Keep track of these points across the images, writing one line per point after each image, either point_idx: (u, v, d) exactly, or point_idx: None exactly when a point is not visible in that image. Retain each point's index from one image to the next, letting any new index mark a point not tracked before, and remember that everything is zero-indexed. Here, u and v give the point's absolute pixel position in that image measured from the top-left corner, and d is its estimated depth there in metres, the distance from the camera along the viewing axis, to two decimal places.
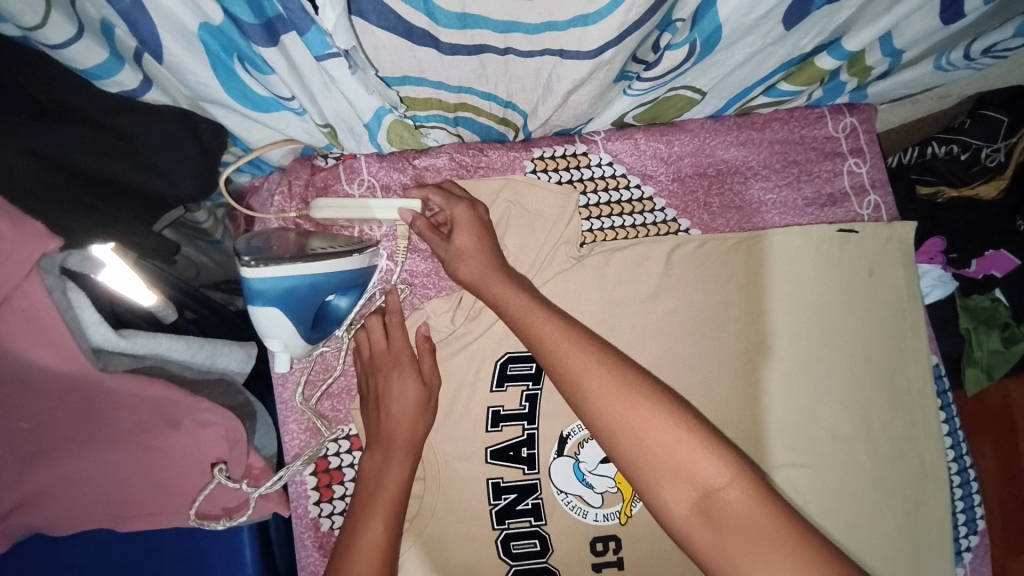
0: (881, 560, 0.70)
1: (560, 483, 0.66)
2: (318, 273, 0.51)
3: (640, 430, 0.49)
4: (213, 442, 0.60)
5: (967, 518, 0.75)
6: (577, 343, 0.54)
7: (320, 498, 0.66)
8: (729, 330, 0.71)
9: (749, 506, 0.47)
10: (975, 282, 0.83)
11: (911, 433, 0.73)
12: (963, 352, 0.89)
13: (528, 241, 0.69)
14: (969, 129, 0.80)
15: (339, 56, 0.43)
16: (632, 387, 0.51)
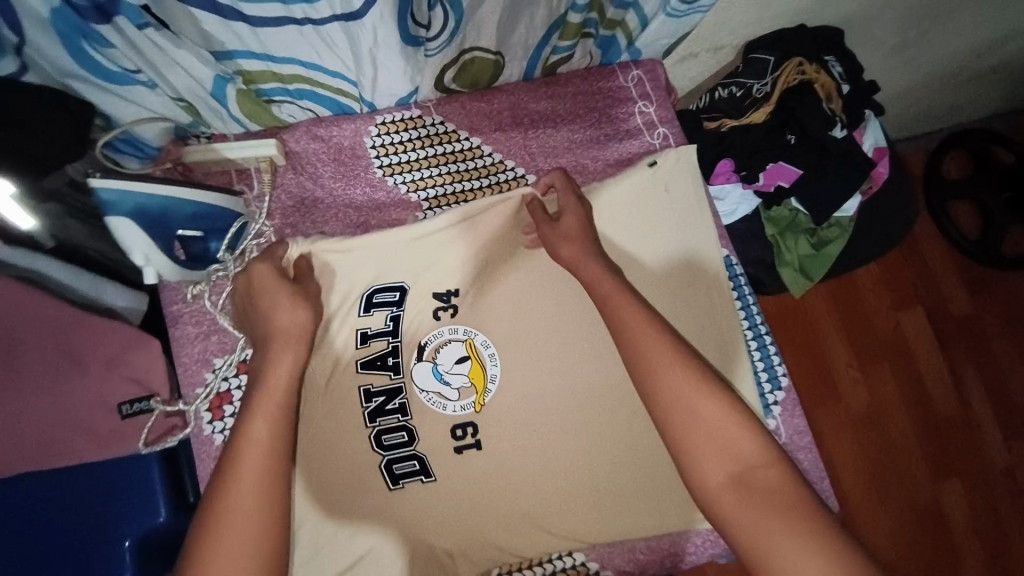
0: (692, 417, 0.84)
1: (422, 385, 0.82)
2: (166, 196, 0.69)
3: (697, 410, 0.63)
4: (120, 381, 0.75)
5: (768, 374, 0.88)
6: (650, 329, 0.68)
7: (212, 418, 0.79)
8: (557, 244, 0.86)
9: (779, 482, 0.60)
10: (772, 196, 1.02)
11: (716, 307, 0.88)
12: (778, 258, 1.08)
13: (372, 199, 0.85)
14: (743, 71, 0.97)
15: (150, 23, 0.60)
16: (698, 375, 0.65)
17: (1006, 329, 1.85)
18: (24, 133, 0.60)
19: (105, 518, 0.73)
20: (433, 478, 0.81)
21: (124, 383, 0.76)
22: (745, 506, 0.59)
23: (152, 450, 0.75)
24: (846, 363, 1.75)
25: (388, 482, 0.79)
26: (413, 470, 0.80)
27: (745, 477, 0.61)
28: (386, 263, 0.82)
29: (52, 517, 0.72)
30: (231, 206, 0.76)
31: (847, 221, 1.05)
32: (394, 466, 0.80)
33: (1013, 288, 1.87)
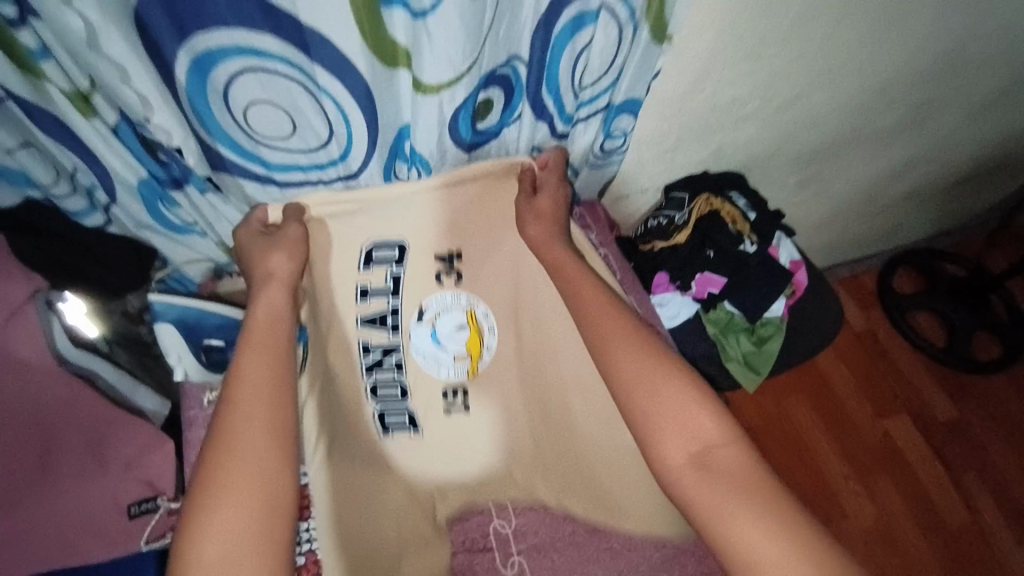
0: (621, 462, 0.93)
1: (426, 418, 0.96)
2: (204, 311, 0.87)
3: (661, 394, 0.76)
4: (134, 484, 0.85)
5: None
6: (619, 326, 0.83)
7: None
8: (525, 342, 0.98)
9: (734, 460, 0.73)
10: (708, 300, 1.19)
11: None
12: (723, 355, 1.20)
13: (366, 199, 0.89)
14: (666, 205, 1.23)
15: (209, 188, 0.83)
16: (663, 364, 0.79)
17: (1001, 432, 1.83)
18: (98, 267, 0.87)
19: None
20: (419, 433, 0.97)
21: (136, 484, 0.85)
22: (704, 483, 0.71)
23: (152, 546, 0.82)
24: (842, 472, 1.73)
25: (381, 431, 0.96)
26: (404, 424, 0.96)
27: (704, 456, 0.73)
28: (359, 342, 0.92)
29: None
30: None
31: (778, 319, 1.20)
32: (388, 418, 0.95)
33: (995, 390, 1.91)
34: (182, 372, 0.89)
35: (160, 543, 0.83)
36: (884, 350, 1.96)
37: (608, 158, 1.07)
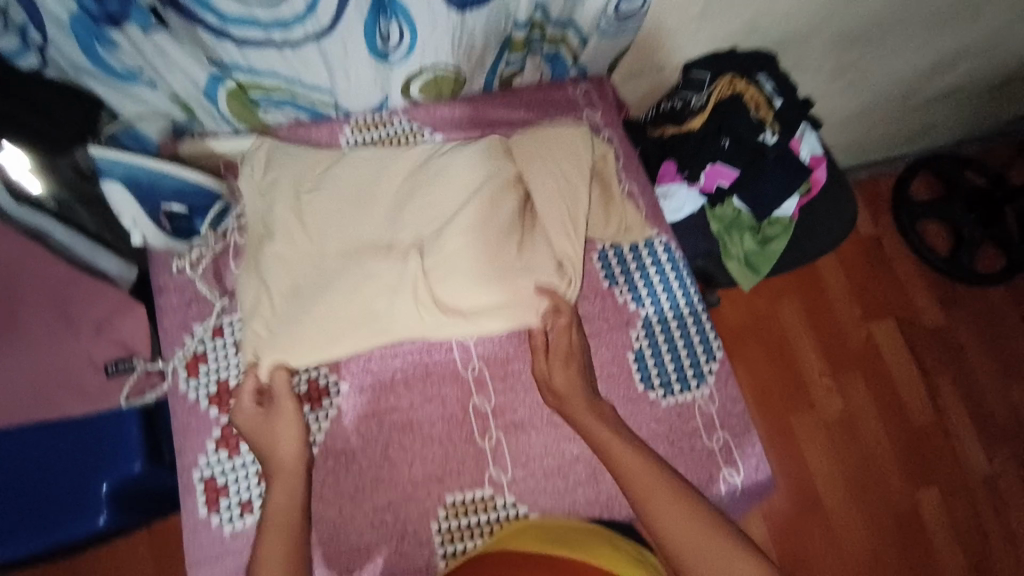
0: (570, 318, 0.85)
1: (411, 279, 0.84)
2: (155, 170, 0.81)
3: (693, 542, 0.68)
4: (107, 345, 0.84)
5: (703, 346, 0.94)
6: (640, 457, 0.75)
7: (188, 375, 0.84)
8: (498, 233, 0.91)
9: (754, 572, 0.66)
10: (715, 196, 1.11)
11: (660, 275, 0.97)
12: (723, 253, 1.15)
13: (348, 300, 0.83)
14: (685, 89, 1.10)
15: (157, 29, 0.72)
16: (681, 497, 0.71)
17: (984, 344, 1.86)
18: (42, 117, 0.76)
19: (90, 471, 0.82)
20: None
21: (110, 345, 0.84)
22: None
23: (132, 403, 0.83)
24: (819, 369, 1.78)
25: None
26: None
27: None
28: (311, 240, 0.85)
29: (43, 462, 0.82)
30: (216, 189, 0.87)
31: (786, 219, 1.13)
32: None
33: (989, 304, 1.90)
34: (140, 237, 0.82)
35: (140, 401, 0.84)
36: (887, 259, 1.91)
37: (622, 29, 0.93)
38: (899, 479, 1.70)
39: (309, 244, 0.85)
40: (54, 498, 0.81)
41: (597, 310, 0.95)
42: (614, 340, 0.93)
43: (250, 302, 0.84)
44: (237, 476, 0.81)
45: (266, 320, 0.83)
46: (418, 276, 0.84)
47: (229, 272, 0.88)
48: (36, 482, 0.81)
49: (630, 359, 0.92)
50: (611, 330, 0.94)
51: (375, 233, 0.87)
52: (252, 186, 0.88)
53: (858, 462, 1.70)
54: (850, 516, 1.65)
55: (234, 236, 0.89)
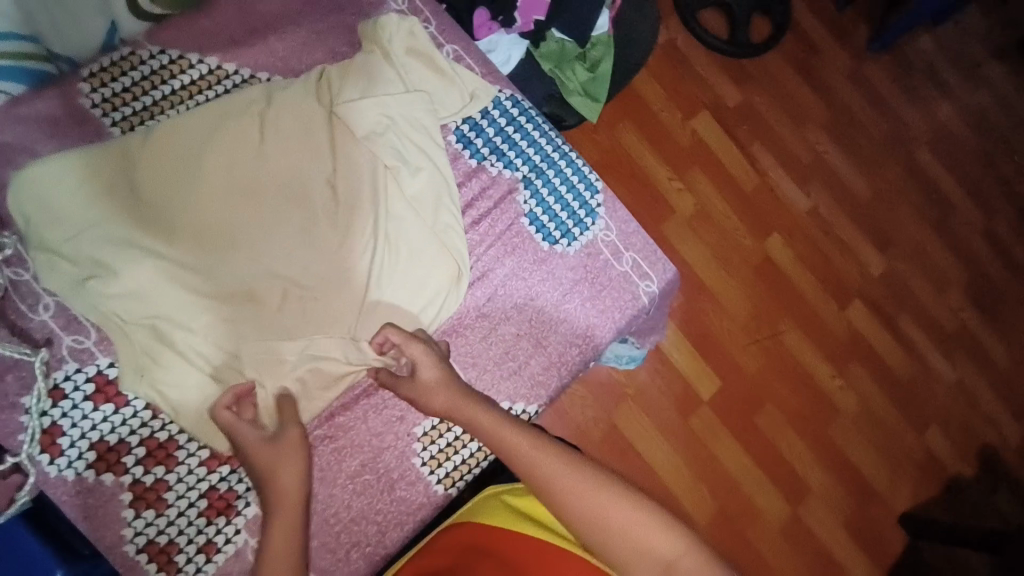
0: (438, 226, 0.86)
1: (281, 256, 0.79)
2: None
3: (608, 523, 0.64)
4: None
5: (582, 180, 0.95)
6: (542, 446, 0.69)
7: (51, 458, 0.67)
8: (344, 160, 0.83)
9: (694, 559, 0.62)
10: (535, 33, 1.08)
11: (520, 131, 0.93)
12: (562, 90, 1.14)
13: (230, 306, 0.76)
14: None
15: None
16: (592, 477, 0.66)
17: (775, 102, 2.15)
18: None
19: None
20: None
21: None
22: None
23: None
24: (667, 176, 1.95)
25: None
26: None
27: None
28: (161, 256, 0.74)
29: None
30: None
31: (606, 37, 1.13)
32: None
33: (770, 66, 2.17)
34: None
35: None
36: (684, 57, 2.06)
37: None
38: (752, 238, 2.01)
39: (151, 245, 0.74)
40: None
41: (474, 190, 0.90)
42: (504, 211, 0.90)
43: (122, 340, 0.71)
44: (182, 526, 0.70)
45: (153, 350, 0.72)
46: (287, 252, 0.79)
47: (27, 319, 0.70)
48: None
49: (525, 224, 0.91)
50: (498, 203, 0.90)
51: (217, 204, 0.77)
52: (37, 235, 0.71)
53: (719, 240, 1.97)
54: (729, 286, 1.94)
55: (8, 275, 0.70)
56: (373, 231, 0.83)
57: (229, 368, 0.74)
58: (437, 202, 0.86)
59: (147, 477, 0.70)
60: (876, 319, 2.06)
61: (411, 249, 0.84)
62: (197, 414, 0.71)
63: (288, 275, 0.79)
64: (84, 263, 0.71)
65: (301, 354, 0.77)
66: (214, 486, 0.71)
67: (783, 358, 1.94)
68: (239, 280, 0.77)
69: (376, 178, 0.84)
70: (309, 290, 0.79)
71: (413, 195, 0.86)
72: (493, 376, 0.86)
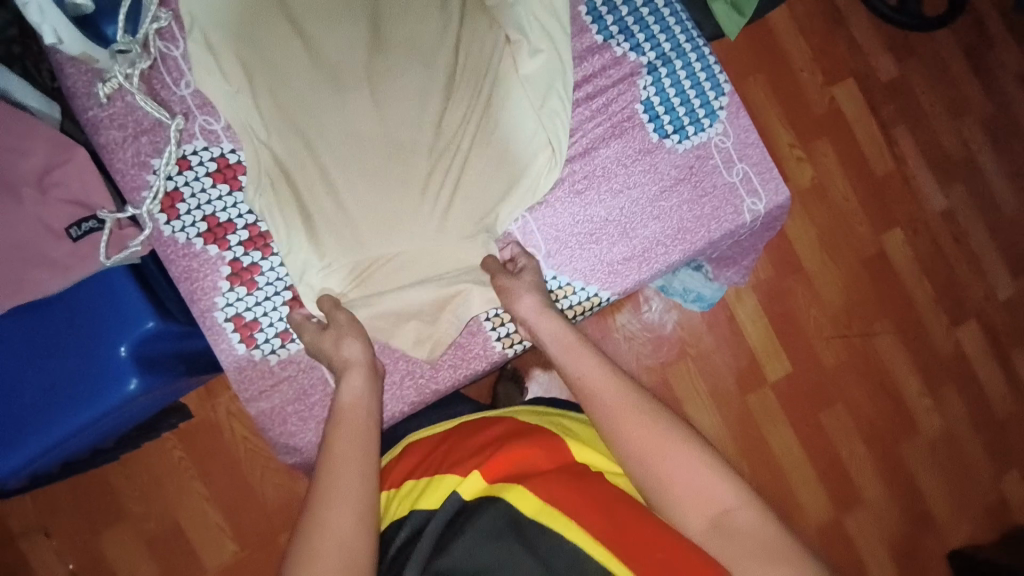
0: (551, 105, 0.82)
1: (399, 102, 0.77)
2: None
3: (665, 458, 0.60)
4: (61, 207, 0.73)
5: (709, 78, 0.88)
6: (609, 375, 0.67)
7: (169, 219, 0.74)
8: (476, 17, 0.81)
9: (753, 518, 0.57)
10: None
11: (654, 14, 0.88)
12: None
13: (345, 140, 0.76)
14: None
15: None
16: (654, 411, 0.63)
17: (936, 85, 1.91)
18: None
19: (101, 341, 0.74)
20: None
21: (63, 206, 0.73)
22: (722, 549, 0.56)
23: (114, 260, 0.74)
24: (789, 142, 1.80)
25: None
26: None
27: (723, 523, 0.57)
28: (291, 79, 0.75)
29: (57, 352, 0.75)
30: None
31: None
32: None
33: (939, 44, 1.92)
34: None
35: (126, 256, 0.75)
36: (841, 15, 1.86)
37: None
38: (867, 226, 1.82)
39: (282, 65, 0.75)
40: (77, 376, 0.74)
41: (595, 66, 0.87)
42: (621, 92, 0.87)
43: (252, 159, 0.75)
44: (267, 309, 0.75)
45: (273, 170, 0.75)
46: (406, 98, 0.77)
47: (169, 91, 0.76)
48: (58, 371, 0.74)
49: (639, 110, 0.87)
50: (616, 84, 0.87)
51: (350, 45, 0.77)
52: (190, 33, 0.75)
53: (827, 220, 1.80)
54: (828, 273, 1.78)
55: (159, 47, 0.75)
56: (485, 104, 0.80)
57: (335, 212, 0.76)
58: (550, 86, 0.83)
59: (245, 257, 0.75)
60: (986, 346, 1.85)
61: (522, 123, 0.82)
62: (307, 248, 0.76)
63: (399, 134, 0.77)
64: (232, 78, 0.75)
65: (401, 212, 0.78)
66: (301, 282, 0.77)
67: (869, 360, 1.77)
68: (357, 117, 0.76)
69: (496, 49, 0.81)
70: (418, 151, 0.78)
71: (531, 68, 0.82)
72: (574, 249, 0.84)
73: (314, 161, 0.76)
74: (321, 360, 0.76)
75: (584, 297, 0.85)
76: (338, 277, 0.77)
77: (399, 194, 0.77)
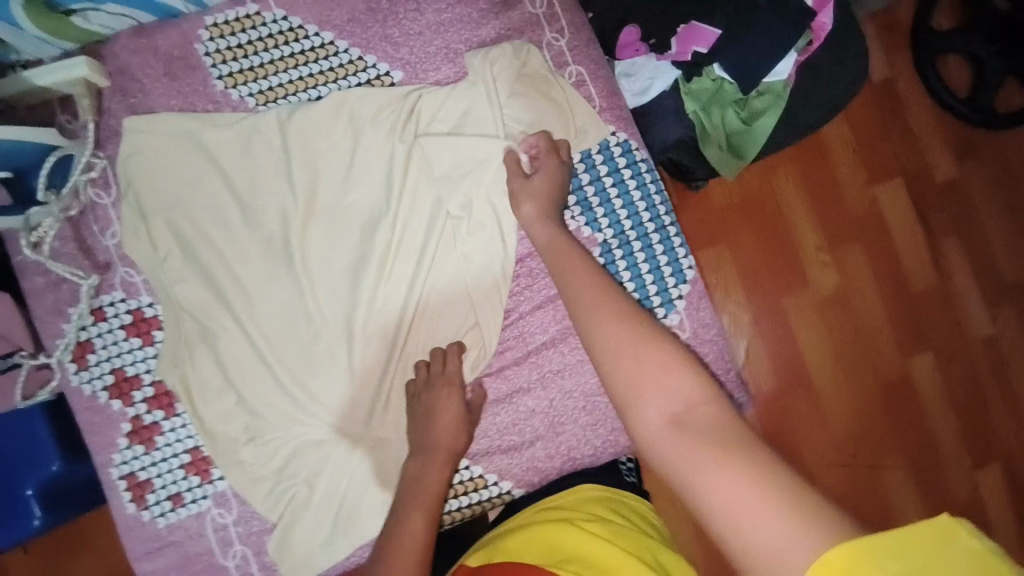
0: (484, 294, 0.76)
1: (325, 281, 0.75)
2: None
3: (630, 351, 0.49)
4: None
5: (671, 266, 0.79)
6: (592, 275, 0.59)
7: (78, 368, 0.74)
8: (415, 196, 0.76)
9: (724, 420, 0.45)
10: (691, 66, 0.90)
11: (618, 186, 0.79)
12: (699, 137, 0.94)
13: (266, 320, 0.75)
14: None
15: None
16: (626, 304, 0.54)
17: None
18: None
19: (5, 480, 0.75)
20: None
21: None
22: (685, 446, 0.44)
23: (29, 402, 0.74)
24: (817, 244, 1.29)
25: None
26: None
27: (687, 419, 0.45)
28: (220, 252, 0.74)
29: None
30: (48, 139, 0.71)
31: (781, 85, 0.91)
32: None
33: None
34: None
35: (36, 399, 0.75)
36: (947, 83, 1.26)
37: None
38: (892, 345, 1.31)
39: (212, 236, 0.74)
40: None
41: None
42: None
43: (172, 326, 0.74)
44: (163, 470, 0.75)
45: (190, 342, 0.74)
46: (332, 279, 0.75)
47: (96, 239, 0.75)
48: None
49: None
50: None
51: (282, 219, 0.75)
52: (130, 197, 0.74)
53: (852, 338, 1.30)
54: (840, 391, 1.30)
55: (90, 195, 0.75)
56: (413, 293, 0.76)
57: (249, 390, 0.74)
58: (483, 279, 0.76)
59: (148, 415, 0.74)
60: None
61: (453, 315, 0.76)
62: (215, 425, 0.74)
63: (324, 313, 0.75)
64: (162, 245, 0.74)
65: (316, 402, 0.75)
66: (200, 446, 0.75)
67: (873, 499, 1.29)
68: (280, 297, 0.75)
69: (433, 231, 0.76)
70: (345, 332, 0.76)
71: (469, 254, 0.76)
72: (491, 445, 0.78)
73: (233, 338, 0.75)
74: (210, 530, 0.75)
75: (496, 492, 0.78)
76: (242, 457, 0.75)
77: (318, 378, 0.75)
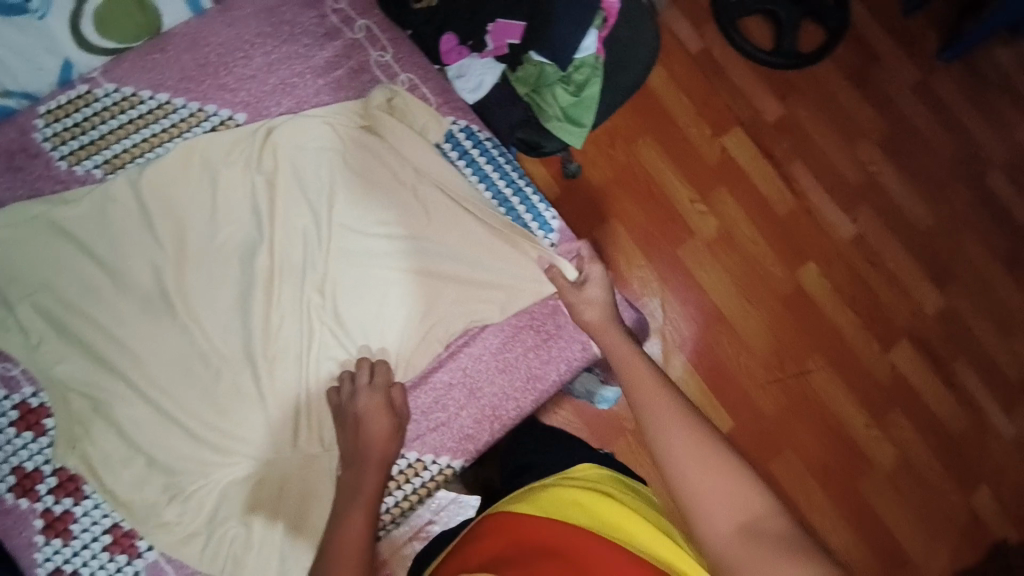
0: (373, 299, 0.81)
1: (213, 326, 0.77)
2: None
3: (709, 468, 0.51)
4: None
5: (536, 221, 0.86)
6: (660, 384, 0.59)
7: None
8: (284, 225, 0.80)
9: (791, 535, 0.47)
10: (510, 56, 1.01)
11: (470, 165, 0.86)
12: (540, 115, 1.06)
13: (161, 376, 0.75)
14: None
15: None
16: (698, 421, 0.54)
17: None
18: None
19: None
20: None
21: None
22: (752, 562, 0.45)
23: None
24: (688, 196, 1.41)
25: None
26: None
27: (755, 532, 0.47)
28: (97, 323, 0.74)
29: None
30: None
31: (591, 58, 0.98)
32: None
33: None
34: None
35: None
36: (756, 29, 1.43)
37: None
38: (779, 265, 1.42)
39: (86, 310, 0.74)
40: None
41: None
42: None
43: (61, 409, 0.72)
44: (87, 558, 0.71)
45: (85, 419, 0.73)
46: (221, 321, 0.77)
47: None
48: None
49: None
50: None
51: (156, 276, 0.76)
52: None
53: (744, 269, 1.40)
54: (750, 320, 1.39)
55: None
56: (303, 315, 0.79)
57: (160, 450, 0.74)
58: (368, 285, 0.81)
59: (57, 505, 0.71)
60: (957, 382, 1.42)
61: (347, 326, 0.80)
62: (130, 496, 0.72)
63: (220, 355, 0.77)
64: (33, 331, 0.73)
65: (232, 443, 0.75)
66: (121, 521, 0.72)
67: (807, 402, 1.38)
68: (171, 350, 0.76)
69: (308, 252, 0.80)
70: (245, 362, 0.77)
71: (349, 265, 0.81)
72: (419, 428, 0.81)
73: (131, 404, 0.74)
74: None
75: (436, 470, 0.81)
76: (166, 519, 0.73)
77: (228, 421, 0.75)
